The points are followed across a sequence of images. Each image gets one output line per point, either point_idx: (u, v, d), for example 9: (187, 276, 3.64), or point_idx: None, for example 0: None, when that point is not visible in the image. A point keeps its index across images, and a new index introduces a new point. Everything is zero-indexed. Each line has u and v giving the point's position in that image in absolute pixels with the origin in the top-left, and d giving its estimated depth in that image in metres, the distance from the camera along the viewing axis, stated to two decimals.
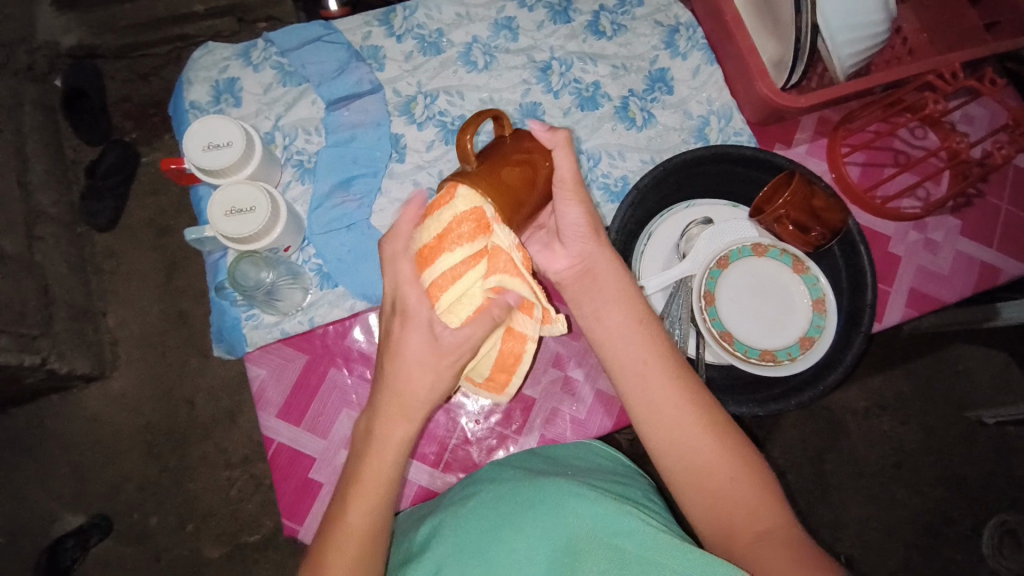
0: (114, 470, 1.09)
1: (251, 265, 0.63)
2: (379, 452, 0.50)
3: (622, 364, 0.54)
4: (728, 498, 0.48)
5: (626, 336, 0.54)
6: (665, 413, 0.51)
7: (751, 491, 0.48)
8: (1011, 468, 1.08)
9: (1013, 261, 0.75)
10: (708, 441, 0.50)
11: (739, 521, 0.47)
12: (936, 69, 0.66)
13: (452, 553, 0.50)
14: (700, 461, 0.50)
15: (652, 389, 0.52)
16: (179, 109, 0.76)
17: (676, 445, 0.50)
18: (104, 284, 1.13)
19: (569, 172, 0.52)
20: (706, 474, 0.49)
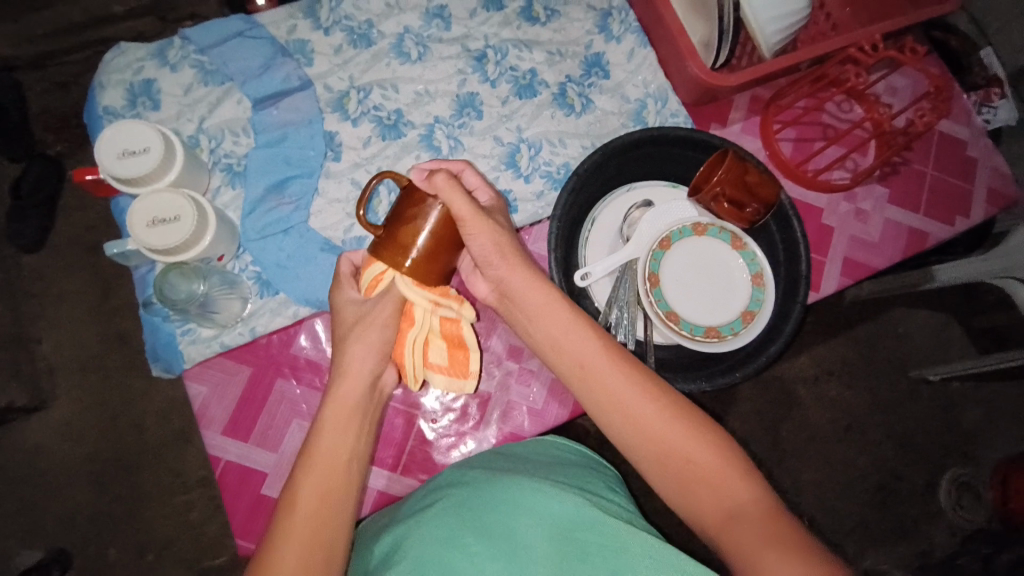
0: (60, 504, 1.03)
1: (180, 277, 0.60)
2: (324, 457, 0.49)
3: (570, 364, 0.53)
4: (696, 480, 0.47)
5: (567, 333, 0.53)
6: (613, 408, 0.50)
7: (718, 469, 0.47)
8: (952, 421, 1.15)
9: (938, 224, 0.79)
10: (666, 427, 0.49)
11: (707, 503, 0.46)
12: (857, 43, 0.68)
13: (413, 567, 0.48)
14: (661, 448, 0.48)
15: (598, 388, 0.51)
16: (92, 116, 0.71)
17: (635, 434, 0.49)
18: (35, 308, 1.06)
19: (466, 209, 0.53)
20: (667, 460, 0.48)
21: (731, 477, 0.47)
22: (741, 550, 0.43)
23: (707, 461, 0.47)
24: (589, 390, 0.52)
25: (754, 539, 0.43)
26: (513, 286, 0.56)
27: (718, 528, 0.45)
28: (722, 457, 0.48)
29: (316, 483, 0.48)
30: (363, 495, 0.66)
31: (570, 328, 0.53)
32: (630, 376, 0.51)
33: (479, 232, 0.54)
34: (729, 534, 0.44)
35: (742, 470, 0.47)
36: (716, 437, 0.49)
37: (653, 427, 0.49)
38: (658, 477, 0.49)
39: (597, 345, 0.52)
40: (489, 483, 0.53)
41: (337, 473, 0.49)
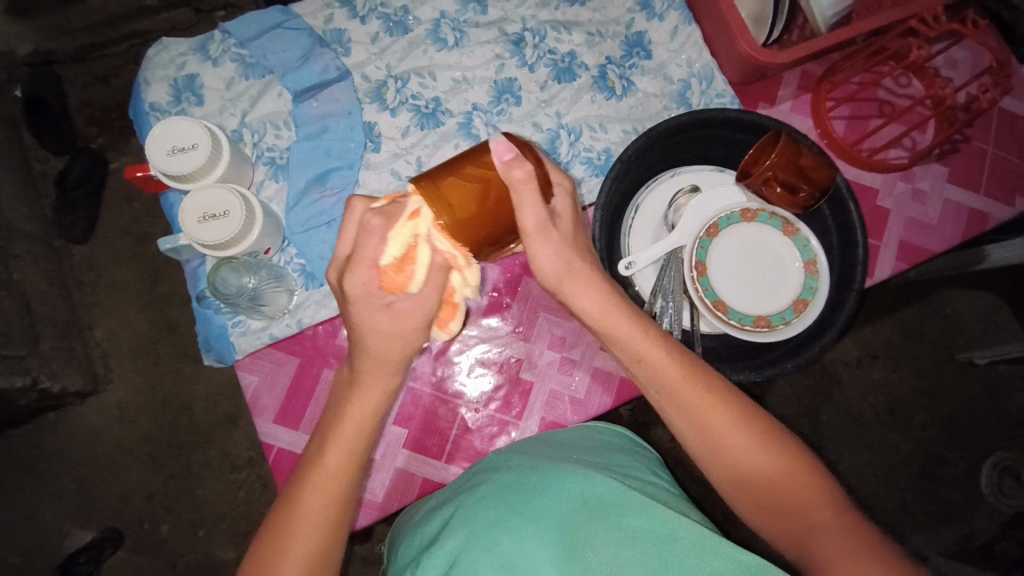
0: (119, 482, 1.08)
1: (231, 271, 0.62)
2: (345, 433, 0.47)
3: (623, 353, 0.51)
4: (759, 475, 0.47)
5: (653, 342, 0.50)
6: (674, 403, 0.49)
7: (781, 464, 0.47)
8: (1002, 405, 1.10)
9: (1001, 205, 0.75)
10: (745, 443, 0.47)
11: (774, 497, 0.46)
12: (920, 14, 0.64)
13: (468, 539, 0.48)
14: (721, 444, 0.48)
15: (656, 383, 0.49)
16: (139, 113, 0.72)
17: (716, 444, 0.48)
18: (87, 297, 1.10)
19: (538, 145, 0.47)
20: (730, 455, 0.48)
21: (793, 472, 0.46)
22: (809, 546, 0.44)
23: (771, 455, 0.47)
24: (647, 380, 0.50)
25: (822, 536, 0.43)
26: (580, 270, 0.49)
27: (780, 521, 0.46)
28: (783, 450, 0.47)
29: (336, 473, 0.47)
30: (410, 482, 0.67)
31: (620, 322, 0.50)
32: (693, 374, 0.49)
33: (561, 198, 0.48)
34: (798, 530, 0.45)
35: (801, 464, 0.47)
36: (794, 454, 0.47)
37: (713, 426, 0.48)
38: (722, 469, 0.48)
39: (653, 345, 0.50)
40: (532, 468, 0.53)
41: (361, 457, 0.48)
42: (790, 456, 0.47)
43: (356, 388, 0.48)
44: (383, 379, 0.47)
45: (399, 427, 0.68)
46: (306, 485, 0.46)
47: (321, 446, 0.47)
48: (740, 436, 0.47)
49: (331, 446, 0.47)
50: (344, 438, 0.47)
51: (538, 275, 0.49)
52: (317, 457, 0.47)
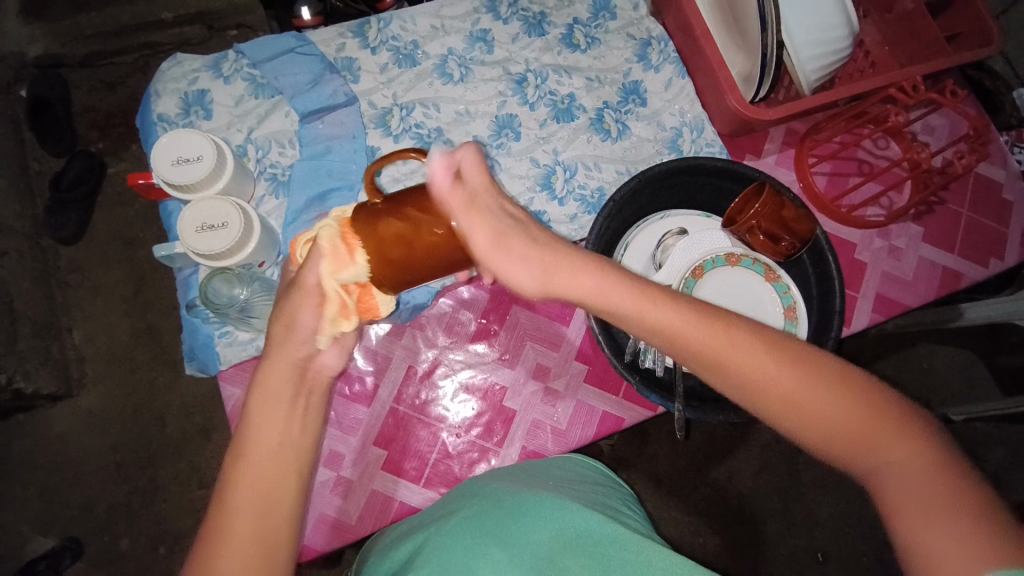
0: (81, 491, 1.05)
1: (223, 282, 0.62)
2: (257, 459, 0.42)
3: (693, 353, 0.45)
4: (854, 438, 0.43)
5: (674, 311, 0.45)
6: (761, 392, 0.44)
7: (873, 419, 0.43)
8: (976, 462, 1.12)
9: (974, 265, 0.78)
10: (802, 390, 0.44)
11: (873, 459, 0.43)
12: (897, 83, 0.69)
13: (451, 565, 0.46)
14: (818, 424, 0.44)
15: (738, 376, 0.45)
16: (146, 122, 0.74)
17: (773, 400, 0.44)
18: (69, 299, 1.09)
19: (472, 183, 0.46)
20: (826, 432, 0.44)
21: (890, 428, 0.43)
22: (908, 503, 0.42)
23: (866, 416, 0.43)
24: (731, 374, 0.45)
25: (924, 490, 0.42)
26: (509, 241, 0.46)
27: (878, 482, 0.44)
28: (873, 407, 0.44)
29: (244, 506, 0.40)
30: (386, 505, 0.66)
31: (692, 319, 0.45)
32: (777, 358, 0.44)
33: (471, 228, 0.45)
34: (902, 486, 0.42)
35: (892, 418, 0.44)
36: (854, 383, 0.44)
37: (805, 408, 0.44)
38: (804, 435, 0.44)
39: (732, 333, 0.45)
40: (512, 495, 0.52)
41: (275, 478, 0.42)
42: (881, 411, 0.44)
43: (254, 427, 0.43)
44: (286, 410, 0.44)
45: (379, 449, 0.68)
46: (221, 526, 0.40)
47: (222, 494, 0.41)
48: (816, 393, 0.43)
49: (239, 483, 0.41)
50: (257, 463, 0.42)
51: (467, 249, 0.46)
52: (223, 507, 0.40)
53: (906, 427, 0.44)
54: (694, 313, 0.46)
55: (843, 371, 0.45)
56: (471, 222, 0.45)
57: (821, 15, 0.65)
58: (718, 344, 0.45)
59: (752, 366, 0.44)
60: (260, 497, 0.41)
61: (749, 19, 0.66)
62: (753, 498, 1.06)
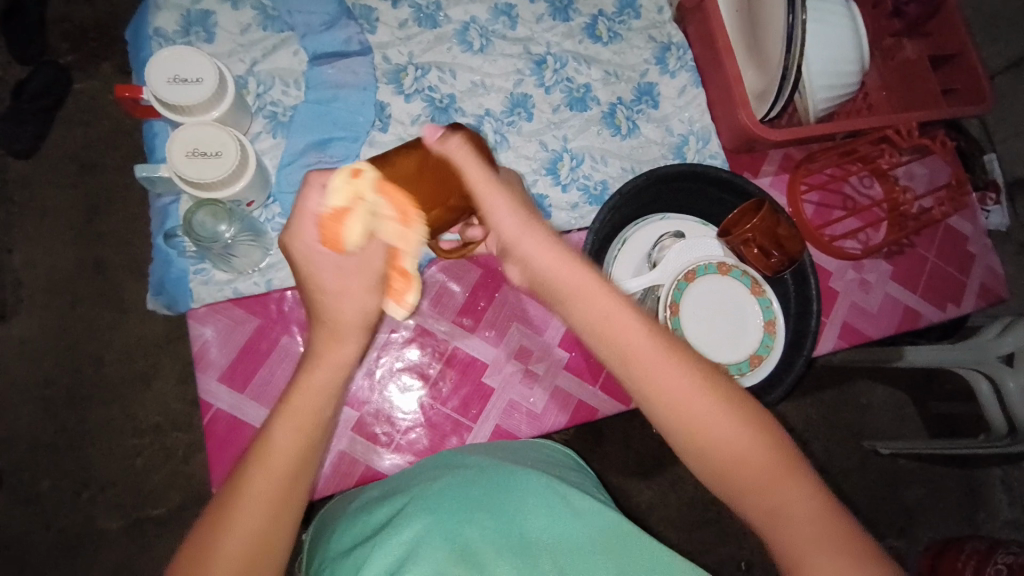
0: (3, 424, 0.97)
1: (208, 215, 0.58)
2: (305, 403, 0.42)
3: (611, 349, 0.44)
4: (742, 462, 0.43)
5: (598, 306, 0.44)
6: (667, 400, 0.43)
7: (772, 459, 0.43)
8: (898, 495, 1.20)
9: (932, 308, 0.84)
10: (695, 403, 0.43)
11: (755, 500, 0.43)
12: (894, 125, 0.72)
13: (431, 528, 0.46)
14: (709, 445, 0.43)
15: (637, 379, 0.44)
16: (139, 35, 0.68)
17: (673, 408, 0.43)
18: (15, 218, 1.00)
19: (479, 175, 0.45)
20: (712, 457, 0.43)
21: (780, 475, 0.43)
22: (795, 550, 0.41)
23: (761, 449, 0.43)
24: (638, 377, 0.44)
25: (811, 539, 0.41)
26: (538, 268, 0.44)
27: (762, 519, 0.43)
28: (769, 449, 0.43)
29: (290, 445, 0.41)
30: (350, 468, 0.64)
31: (619, 313, 0.44)
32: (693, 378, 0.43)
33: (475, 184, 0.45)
34: (778, 530, 0.42)
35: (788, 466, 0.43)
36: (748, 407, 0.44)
37: (709, 431, 0.43)
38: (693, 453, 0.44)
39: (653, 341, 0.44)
40: (494, 468, 0.52)
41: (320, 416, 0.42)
42: (790, 462, 0.43)
43: (289, 403, 0.42)
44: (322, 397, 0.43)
45: (350, 410, 0.65)
46: (237, 505, 0.40)
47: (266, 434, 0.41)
48: (712, 413, 0.43)
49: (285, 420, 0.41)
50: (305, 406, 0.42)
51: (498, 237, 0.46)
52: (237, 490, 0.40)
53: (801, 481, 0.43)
54: (629, 322, 0.44)
55: (755, 408, 0.45)
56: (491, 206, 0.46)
57: (835, 48, 0.68)
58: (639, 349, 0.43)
59: (669, 383, 0.43)
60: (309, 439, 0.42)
61: (770, 39, 0.68)
62: (695, 506, 1.10)
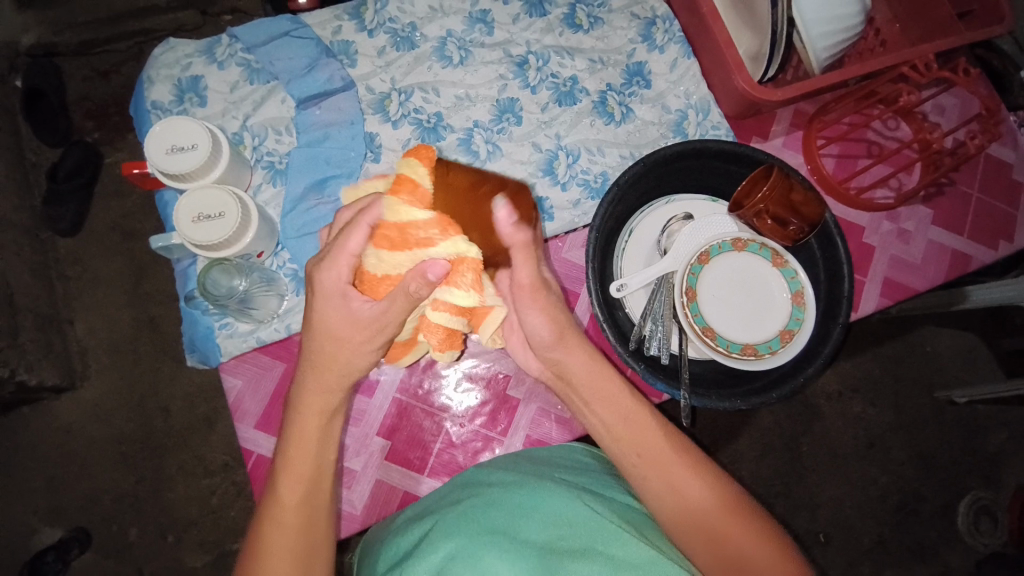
0: (89, 482, 1.05)
1: (222, 273, 0.61)
2: (311, 407, 0.51)
3: (634, 458, 0.52)
4: (734, 542, 0.48)
5: (605, 397, 0.54)
6: (667, 483, 0.51)
7: (756, 543, 0.49)
8: (980, 444, 1.12)
9: (983, 248, 0.77)
10: (684, 477, 0.51)
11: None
12: (910, 61, 0.66)
13: (458, 551, 0.46)
14: (713, 531, 0.49)
15: (643, 454, 0.52)
16: (140, 109, 0.72)
17: (674, 489, 0.51)
18: (70, 290, 1.08)
19: (529, 277, 0.50)
20: (715, 538, 0.49)
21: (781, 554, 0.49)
22: None
23: (750, 532, 0.49)
24: (652, 480, 0.51)
25: None
26: (568, 368, 0.54)
27: None
28: (772, 536, 0.50)
29: (304, 467, 0.51)
30: (390, 493, 0.66)
31: (633, 416, 0.54)
32: (696, 464, 0.52)
33: (524, 264, 0.49)
34: None
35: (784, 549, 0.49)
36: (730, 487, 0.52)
37: (710, 512, 0.50)
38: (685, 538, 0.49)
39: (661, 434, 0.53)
40: (518, 485, 0.52)
41: (323, 425, 0.52)
42: (776, 544, 0.49)
43: (304, 420, 0.51)
44: (326, 408, 0.51)
45: (383, 439, 0.67)
46: (270, 521, 0.50)
47: (286, 454, 0.51)
48: (696, 487, 0.51)
49: (295, 450, 0.51)
50: (308, 416, 0.51)
51: (534, 340, 0.54)
52: (274, 500, 0.50)
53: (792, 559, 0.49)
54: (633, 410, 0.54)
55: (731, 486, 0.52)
56: (532, 312, 0.52)
57: None
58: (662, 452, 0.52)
59: (668, 467, 0.51)
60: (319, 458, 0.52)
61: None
62: (759, 480, 1.08)
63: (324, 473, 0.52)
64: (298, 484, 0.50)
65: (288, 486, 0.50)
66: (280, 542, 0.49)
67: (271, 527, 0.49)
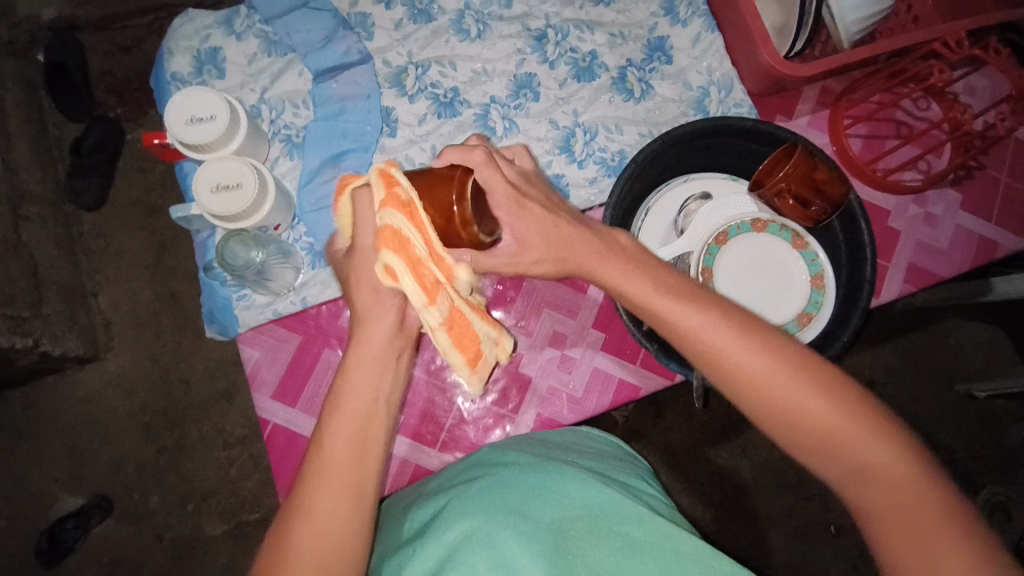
0: (113, 450, 1.08)
1: (240, 244, 0.61)
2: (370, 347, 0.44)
3: (705, 364, 0.45)
4: (843, 451, 0.41)
5: (660, 298, 0.46)
6: (751, 393, 0.43)
7: (873, 452, 0.41)
8: (1001, 438, 1.09)
9: (1013, 236, 0.74)
10: (773, 381, 0.43)
11: (869, 490, 0.41)
12: (942, 38, 0.63)
13: (472, 532, 0.46)
14: (815, 437, 0.42)
15: (714, 359, 0.44)
16: (160, 81, 0.73)
17: (759, 396, 0.43)
18: (95, 264, 1.10)
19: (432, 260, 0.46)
20: (817, 443, 0.42)
21: (902, 465, 0.41)
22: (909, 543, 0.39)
23: (865, 440, 0.41)
24: (806, 446, 0.42)
25: (925, 529, 0.39)
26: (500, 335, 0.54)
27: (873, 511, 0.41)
28: (892, 444, 0.41)
29: (354, 419, 0.42)
30: (402, 466, 0.67)
31: (697, 318, 0.44)
32: (788, 368, 0.43)
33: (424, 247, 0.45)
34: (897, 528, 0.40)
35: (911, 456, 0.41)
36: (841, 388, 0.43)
37: (811, 416, 0.42)
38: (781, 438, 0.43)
39: (737, 338, 0.44)
40: (533, 467, 0.52)
41: (383, 366, 0.44)
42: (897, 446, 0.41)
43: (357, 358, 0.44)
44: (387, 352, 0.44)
45: None
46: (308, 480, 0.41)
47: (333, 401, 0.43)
48: (790, 392, 0.42)
49: (346, 395, 0.43)
50: (369, 355, 0.44)
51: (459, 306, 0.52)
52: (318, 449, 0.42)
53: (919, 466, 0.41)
54: (698, 310, 0.45)
55: (841, 384, 0.43)
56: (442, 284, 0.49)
57: None
58: (815, 417, 0.42)
59: (752, 373, 0.43)
60: (367, 404, 0.43)
61: None
62: None
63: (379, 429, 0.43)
64: (347, 436, 0.42)
65: (336, 439, 0.42)
66: (320, 499, 0.40)
67: (313, 482, 0.41)
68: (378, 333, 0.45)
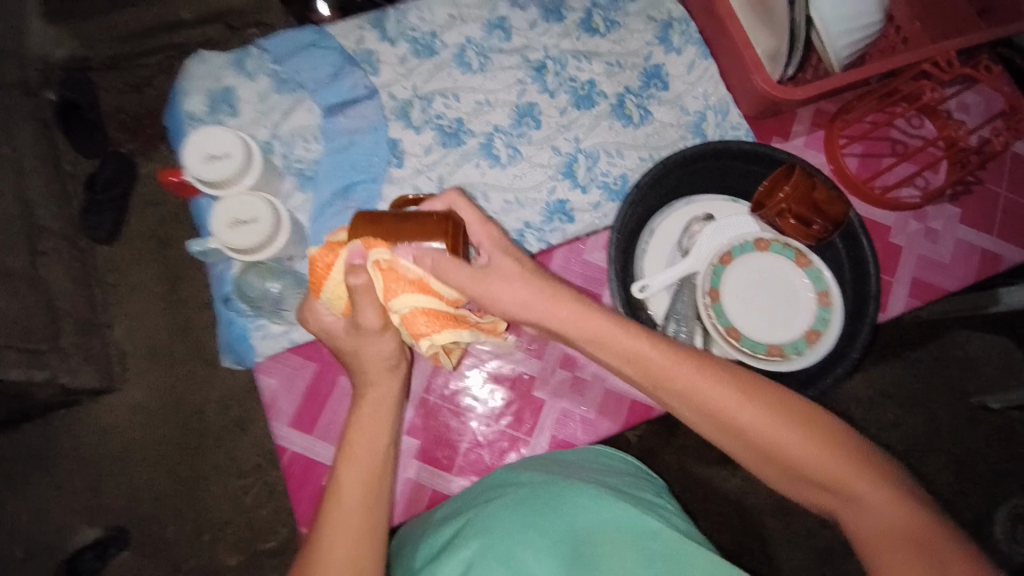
0: (127, 484, 1.08)
1: (255, 277, 0.67)
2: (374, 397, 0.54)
3: (678, 401, 0.50)
4: (808, 467, 0.47)
5: (632, 341, 0.51)
6: (721, 422, 0.49)
7: (833, 463, 0.46)
8: (1017, 449, 1.09)
9: (1013, 247, 0.76)
10: (738, 409, 0.48)
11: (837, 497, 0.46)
12: (932, 58, 0.65)
13: (487, 549, 0.47)
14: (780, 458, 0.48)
15: (684, 395, 0.50)
16: (174, 121, 0.76)
17: (727, 426, 0.49)
18: (110, 298, 1.12)
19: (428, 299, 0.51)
20: (784, 462, 0.47)
21: (859, 470, 0.46)
22: (876, 544, 0.44)
23: (826, 455, 0.46)
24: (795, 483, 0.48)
25: (887, 530, 0.44)
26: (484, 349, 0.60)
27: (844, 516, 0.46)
28: (848, 453, 0.47)
29: (363, 461, 0.51)
30: (419, 492, 0.67)
31: (665, 359, 0.50)
32: (749, 397, 0.48)
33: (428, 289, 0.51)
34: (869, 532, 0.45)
35: (867, 463, 0.47)
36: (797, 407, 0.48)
37: (775, 439, 0.47)
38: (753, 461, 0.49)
39: (702, 374, 0.49)
40: (548, 483, 0.52)
41: (386, 415, 0.54)
42: (853, 455, 0.47)
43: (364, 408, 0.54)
44: (386, 401, 0.54)
45: (410, 438, 0.68)
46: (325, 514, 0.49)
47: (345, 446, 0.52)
48: (754, 421, 0.48)
49: (354, 439, 0.52)
50: (369, 405, 0.54)
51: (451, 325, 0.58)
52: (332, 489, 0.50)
53: (875, 469, 0.46)
54: (666, 353, 0.50)
55: (795, 404, 0.49)
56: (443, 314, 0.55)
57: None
58: (780, 444, 0.47)
59: (718, 406, 0.49)
60: (374, 448, 0.52)
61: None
62: None
63: (380, 469, 0.52)
64: (356, 477, 0.50)
65: (344, 480, 0.50)
66: (334, 538, 0.47)
67: (326, 519, 0.49)
68: (382, 395, 0.54)
